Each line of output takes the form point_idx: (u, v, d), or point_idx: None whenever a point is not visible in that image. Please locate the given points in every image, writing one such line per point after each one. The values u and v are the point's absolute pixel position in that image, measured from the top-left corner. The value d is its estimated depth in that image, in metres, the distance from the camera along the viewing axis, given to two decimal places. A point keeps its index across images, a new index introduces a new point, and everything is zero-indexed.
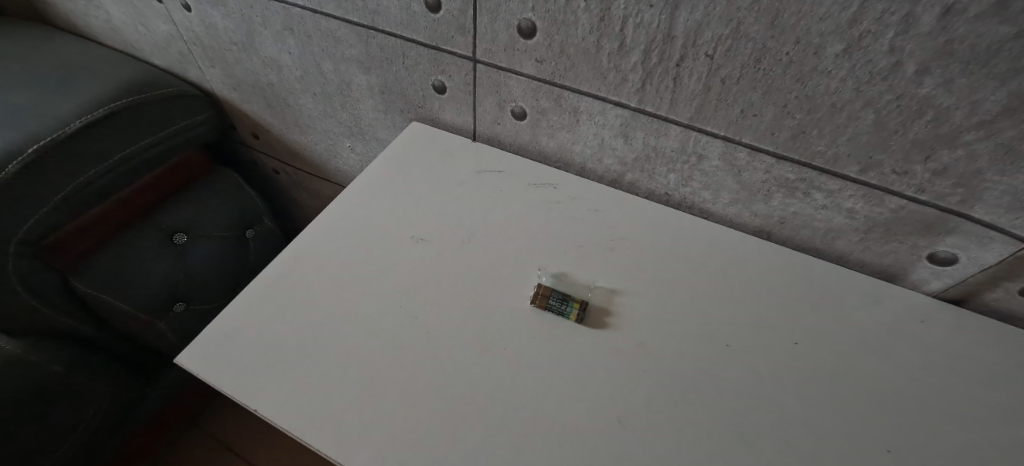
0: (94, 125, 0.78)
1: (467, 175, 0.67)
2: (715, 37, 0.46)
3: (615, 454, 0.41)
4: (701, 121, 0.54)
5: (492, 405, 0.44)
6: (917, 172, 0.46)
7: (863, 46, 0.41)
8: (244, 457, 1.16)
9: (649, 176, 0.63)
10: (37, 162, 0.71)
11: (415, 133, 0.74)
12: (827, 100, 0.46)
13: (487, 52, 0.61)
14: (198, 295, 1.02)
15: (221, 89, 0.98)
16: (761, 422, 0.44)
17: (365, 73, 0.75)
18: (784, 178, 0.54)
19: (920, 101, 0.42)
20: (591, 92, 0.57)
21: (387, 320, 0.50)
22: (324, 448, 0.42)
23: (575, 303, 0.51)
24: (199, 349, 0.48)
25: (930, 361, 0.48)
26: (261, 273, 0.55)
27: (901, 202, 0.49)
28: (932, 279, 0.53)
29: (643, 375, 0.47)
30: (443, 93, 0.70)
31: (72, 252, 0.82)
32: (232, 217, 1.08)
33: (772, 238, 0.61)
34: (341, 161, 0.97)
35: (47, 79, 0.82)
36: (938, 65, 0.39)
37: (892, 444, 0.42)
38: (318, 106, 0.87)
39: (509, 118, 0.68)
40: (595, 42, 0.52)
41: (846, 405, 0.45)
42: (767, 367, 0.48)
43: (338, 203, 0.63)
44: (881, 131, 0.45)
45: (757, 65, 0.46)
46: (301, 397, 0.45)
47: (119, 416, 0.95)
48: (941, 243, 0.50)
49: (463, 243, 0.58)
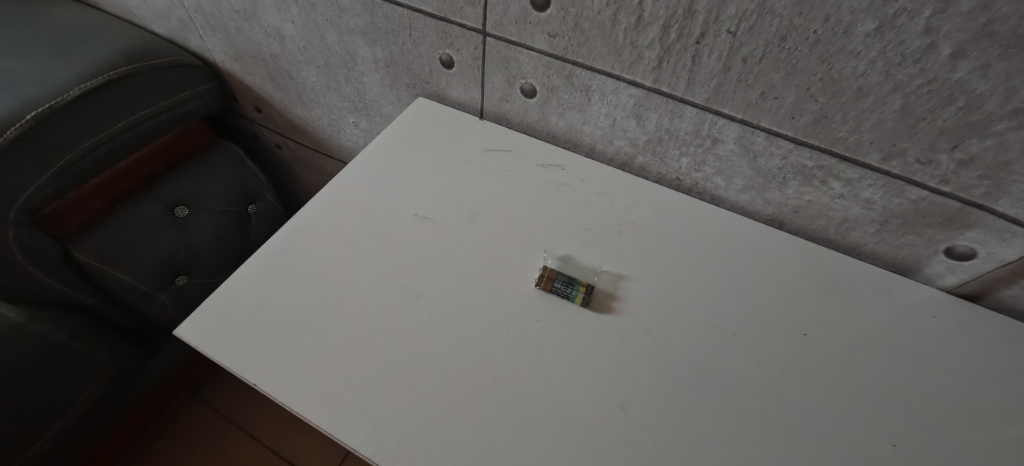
0: (94, 92, 0.76)
1: (473, 154, 0.65)
2: (738, 12, 0.44)
3: (617, 439, 0.41)
4: (718, 102, 0.52)
5: (493, 387, 0.43)
6: (941, 162, 0.45)
7: (896, 26, 0.39)
8: (249, 433, 1.18)
9: (660, 160, 0.61)
10: (36, 128, 0.70)
11: (420, 109, 0.72)
12: (852, 84, 0.44)
13: (497, 25, 0.59)
14: (198, 268, 1.02)
15: (223, 60, 0.96)
16: (765, 413, 0.43)
17: (370, 45, 0.72)
18: (802, 165, 0.52)
19: (952, 86, 0.40)
20: (605, 69, 0.55)
21: (389, 299, 0.50)
22: (323, 425, 0.41)
23: (581, 287, 0.50)
24: (200, 321, 0.48)
25: (940, 357, 0.47)
26: (262, 247, 0.54)
27: (922, 193, 0.48)
28: (947, 273, 0.52)
29: (648, 361, 0.46)
30: (450, 67, 0.68)
31: (73, 221, 0.81)
32: (233, 191, 1.07)
33: (784, 228, 0.60)
34: (344, 136, 0.95)
35: (45, 42, 0.80)
36: (976, 48, 0.37)
37: (896, 438, 0.42)
38: (321, 80, 0.85)
39: (518, 95, 0.65)
40: (611, 15, 0.50)
41: (853, 398, 0.44)
42: (775, 358, 0.47)
43: (340, 178, 0.61)
44: (908, 117, 0.43)
45: (783, 43, 0.44)
46: (300, 373, 0.44)
47: (120, 387, 0.97)
48: (961, 237, 0.49)
49: (467, 222, 0.57)
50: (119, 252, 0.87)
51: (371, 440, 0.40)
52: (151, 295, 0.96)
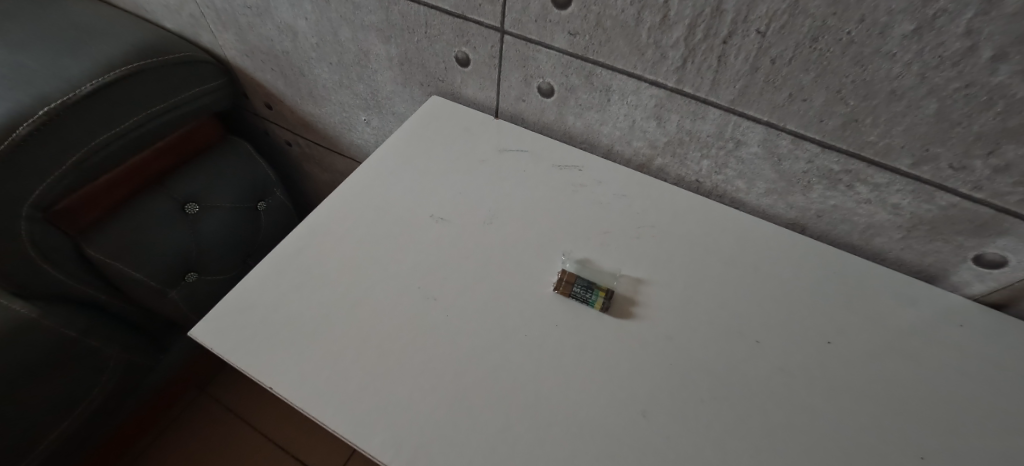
0: (105, 88, 0.75)
1: (488, 153, 0.64)
2: (769, 12, 0.42)
3: (639, 448, 0.40)
4: (742, 104, 0.50)
5: (512, 392, 0.43)
6: (975, 168, 0.43)
7: (935, 27, 0.37)
8: (258, 430, 1.18)
9: (680, 161, 0.60)
10: (48, 124, 0.69)
11: (434, 107, 0.71)
12: (885, 87, 0.43)
13: (517, 23, 0.58)
14: (208, 265, 1.02)
15: (234, 56, 0.95)
16: (790, 425, 0.42)
17: (384, 42, 0.71)
18: (827, 169, 0.51)
19: (991, 90, 0.39)
20: (626, 69, 0.54)
21: (404, 302, 0.49)
22: (340, 430, 0.41)
23: (600, 291, 0.49)
24: (216, 322, 0.47)
25: (969, 367, 0.46)
26: (276, 248, 0.53)
27: (953, 199, 0.46)
28: (975, 281, 0.51)
29: (668, 368, 0.45)
30: (465, 66, 0.67)
31: (84, 218, 0.81)
32: (244, 187, 1.06)
33: (806, 232, 0.58)
34: (355, 133, 0.95)
35: (58, 38, 0.80)
36: (1019, 51, 0.36)
37: (924, 450, 0.41)
38: (333, 77, 0.84)
39: (535, 94, 0.64)
40: (635, 14, 0.49)
41: (882, 411, 0.43)
42: (799, 366, 0.46)
43: (354, 177, 0.61)
44: (942, 122, 0.42)
45: (814, 44, 0.43)
46: (315, 376, 0.44)
47: (129, 382, 0.97)
48: (991, 245, 0.48)
49: (483, 224, 0.56)
50: (130, 249, 0.87)
51: (388, 445, 0.40)
52: (162, 291, 0.96)
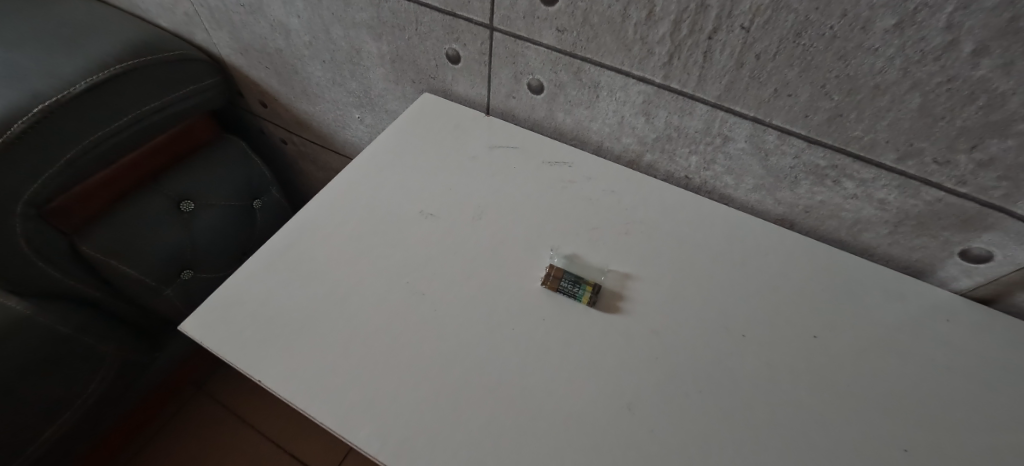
0: (99, 86, 0.75)
1: (478, 150, 0.65)
2: (753, 7, 0.43)
3: (623, 441, 0.40)
4: (729, 100, 0.51)
5: (498, 386, 0.43)
6: (959, 162, 0.44)
7: (916, 22, 0.38)
8: (254, 428, 1.18)
9: (669, 157, 0.60)
10: (41, 122, 0.70)
11: (425, 104, 0.71)
12: (869, 81, 0.43)
13: (505, 19, 0.58)
14: (204, 263, 1.02)
15: (228, 54, 0.95)
16: (774, 418, 0.42)
17: (375, 39, 0.71)
18: (814, 165, 0.51)
19: (973, 84, 0.39)
20: (614, 65, 0.54)
21: (393, 297, 0.49)
22: (327, 423, 0.41)
23: (587, 286, 0.49)
24: (205, 317, 0.48)
25: (954, 362, 0.46)
26: (265, 244, 0.54)
27: (938, 194, 0.46)
28: (962, 276, 0.51)
29: (654, 362, 0.45)
30: (456, 63, 0.67)
31: (79, 216, 0.81)
32: (239, 185, 1.07)
33: (794, 228, 0.59)
34: (349, 131, 0.95)
35: (51, 36, 0.80)
36: (999, 45, 0.36)
37: (908, 443, 0.41)
38: (326, 74, 0.84)
39: (525, 91, 0.65)
40: (621, 10, 0.49)
41: (866, 405, 0.43)
42: (784, 360, 0.46)
43: (344, 174, 0.61)
44: (926, 116, 0.42)
45: (798, 39, 0.43)
46: (303, 371, 0.44)
47: (125, 379, 0.97)
48: (977, 239, 0.48)
49: (473, 220, 0.56)
50: (125, 247, 0.87)
51: (374, 439, 0.40)
52: (157, 289, 0.96)
